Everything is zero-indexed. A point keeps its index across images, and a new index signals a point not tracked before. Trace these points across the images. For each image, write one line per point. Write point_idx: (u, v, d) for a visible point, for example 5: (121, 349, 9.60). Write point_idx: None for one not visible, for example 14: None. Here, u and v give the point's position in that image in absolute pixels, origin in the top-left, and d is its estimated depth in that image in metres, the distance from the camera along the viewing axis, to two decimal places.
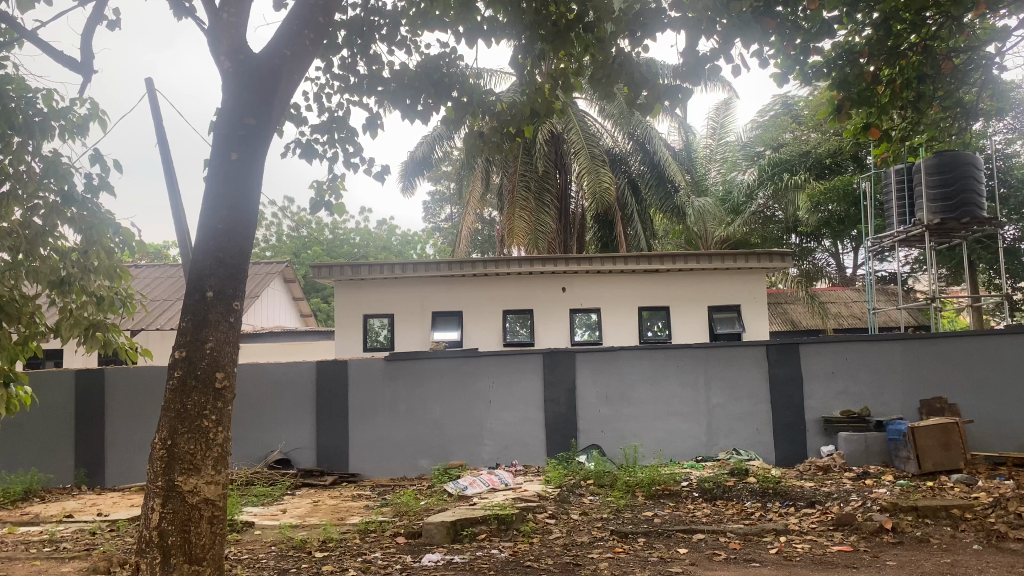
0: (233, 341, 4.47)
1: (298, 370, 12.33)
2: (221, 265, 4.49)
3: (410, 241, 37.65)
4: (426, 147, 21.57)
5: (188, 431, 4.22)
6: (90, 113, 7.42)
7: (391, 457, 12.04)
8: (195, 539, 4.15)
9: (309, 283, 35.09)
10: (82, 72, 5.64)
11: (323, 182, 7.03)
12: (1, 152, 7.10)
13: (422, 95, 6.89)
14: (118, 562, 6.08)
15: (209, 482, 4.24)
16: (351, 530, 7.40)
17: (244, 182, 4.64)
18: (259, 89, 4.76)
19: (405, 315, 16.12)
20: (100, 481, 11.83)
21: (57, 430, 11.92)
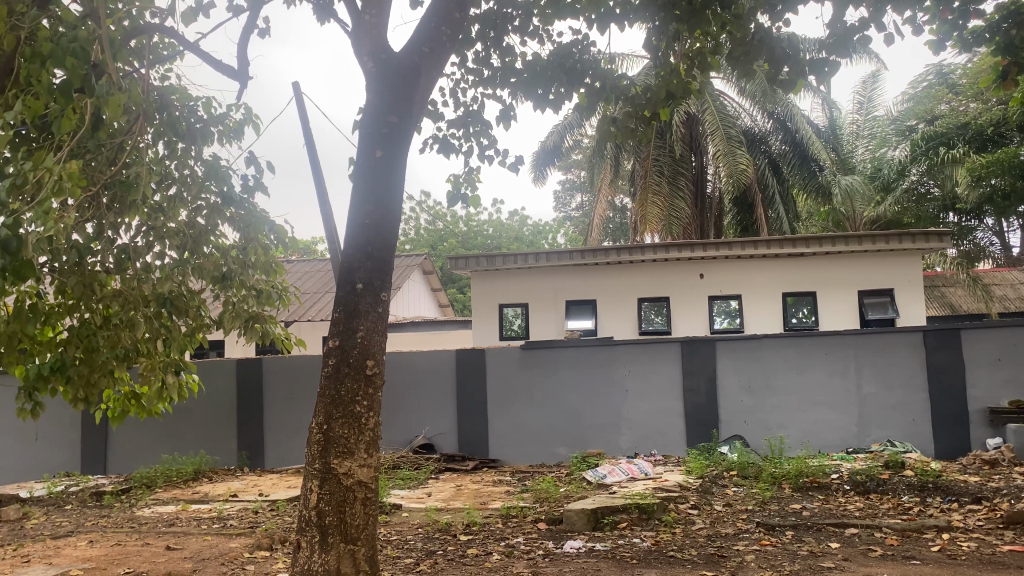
0: (382, 330, 4.65)
1: (438, 359, 12.69)
2: (369, 258, 4.67)
3: (542, 231, 37.83)
4: (557, 136, 21.61)
5: (343, 416, 4.43)
6: (244, 118, 7.89)
7: (529, 444, 12.18)
8: (351, 519, 4.36)
9: (446, 275, 35.92)
10: (238, 79, 5.99)
11: (459, 175, 7.19)
12: (169, 157, 7.69)
13: (554, 84, 6.92)
14: (279, 540, 6.49)
15: (362, 465, 4.42)
16: (493, 515, 7.55)
17: (389, 177, 4.81)
18: (400, 86, 4.91)
19: (539, 304, 16.26)
20: (260, 463, 12.61)
21: (221, 415, 12.78)
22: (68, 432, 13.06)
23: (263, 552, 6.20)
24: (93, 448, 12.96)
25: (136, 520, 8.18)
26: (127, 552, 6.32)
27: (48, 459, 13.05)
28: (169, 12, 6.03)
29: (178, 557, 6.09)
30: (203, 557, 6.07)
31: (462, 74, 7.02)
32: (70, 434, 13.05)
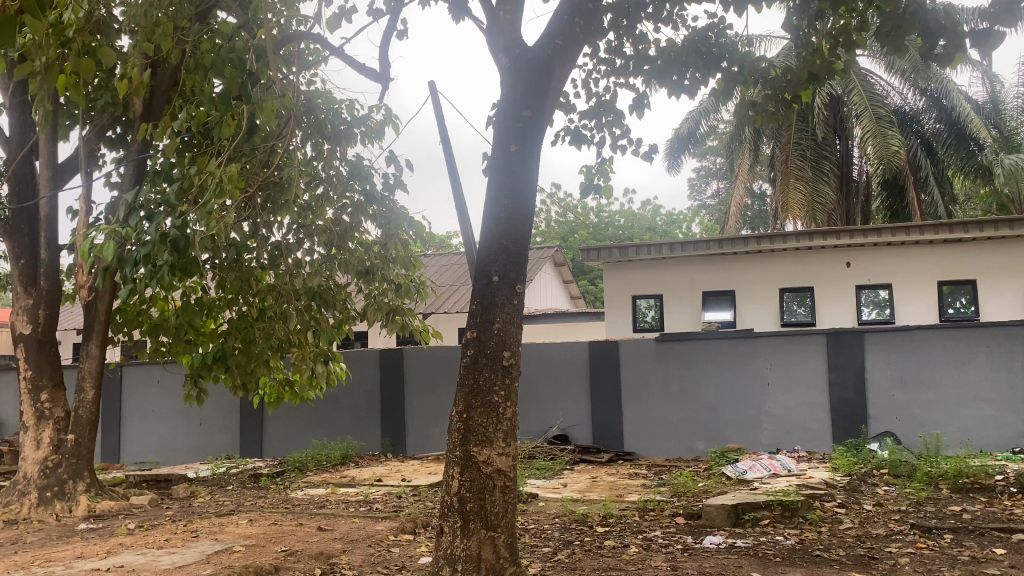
0: (517, 322, 4.71)
1: (572, 350, 12.73)
2: (505, 251, 4.75)
3: (676, 220, 37.14)
4: (691, 123, 21.14)
5: (481, 405, 4.54)
6: (385, 119, 8.20)
7: (666, 437, 12.03)
8: (490, 506, 4.47)
9: (578, 266, 35.93)
10: (380, 81, 6.22)
11: (592, 166, 7.18)
12: (316, 158, 8.10)
13: (689, 69, 6.77)
14: (422, 524, 6.72)
15: (500, 453, 4.51)
16: (630, 507, 7.51)
17: (524, 172, 4.86)
18: (533, 81, 4.95)
19: (675, 295, 16.00)
20: (403, 450, 13.04)
21: (366, 403, 13.34)
22: (227, 418, 13.99)
23: (407, 535, 6.45)
24: (250, 433, 13.81)
25: (290, 501, 8.69)
26: (283, 531, 6.72)
27: (210, 442, 14.03)
28: (316, 20, 6.33)
29: (329, 537, 6.43)
30: (352, 538, 6.38)
31: (595, 65, 6.98)
32: (229, 419, 13.97)
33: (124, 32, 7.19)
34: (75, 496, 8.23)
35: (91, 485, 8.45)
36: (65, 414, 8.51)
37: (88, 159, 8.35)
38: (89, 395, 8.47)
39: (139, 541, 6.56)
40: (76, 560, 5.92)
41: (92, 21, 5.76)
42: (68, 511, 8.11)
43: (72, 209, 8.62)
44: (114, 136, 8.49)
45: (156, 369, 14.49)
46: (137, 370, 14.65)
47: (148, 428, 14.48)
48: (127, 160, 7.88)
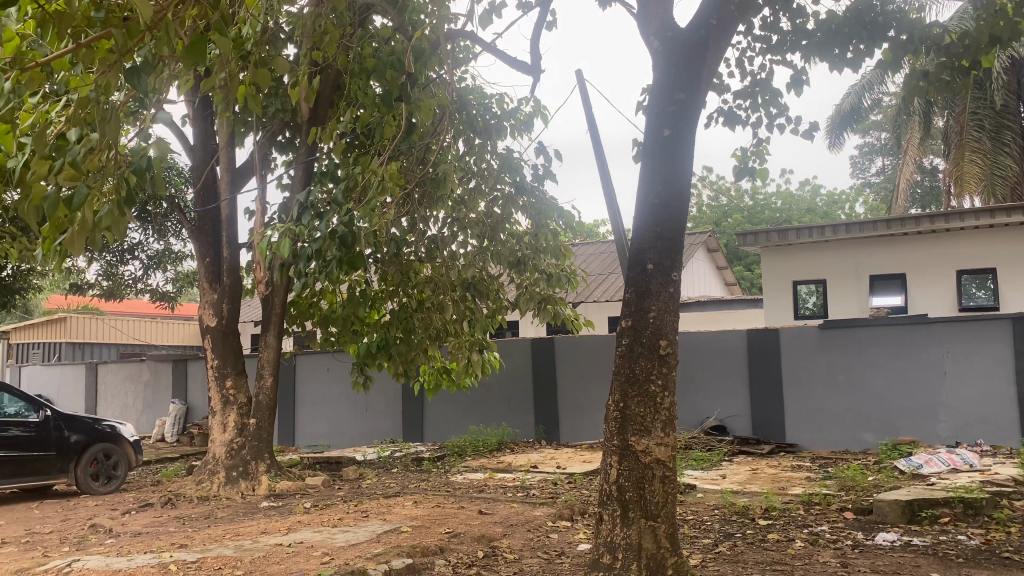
0: (674, 310, 4.64)
1: (728, 339, 12.42)
2: (659, 238, 4.69)
3: (837, 199, 35.27)
4: (853, 97, 19.98)
5: (638, 395, 4.51)
6: (534, 111, 8.27)
7: (831, 429, 11.50)
8: (650, 496, 4.45)
9: (732, 251, 34.78)
10: (531, 74, 6.29)
11: (747, 148, 6.94)
12: (468, 152, 8.27)
13: (853, 41, 6.35)
14: (579, 512, 6.78)
15: (659, 443, 4.47)
16: (794, 501, 7.25)
17: (679, 156, 4.77)
18: (687, 63, 4.85)
19: (839, 280, 15.24)
20: (556, 437, 13.20)
21: (520, 391, 13.57)
22: (390, 403, 14.64)
23: (565, 522, 6.52)
24: (412, 419, 14.36)
25: (451, 485, 8.99)
26: (446, 513, 6.98)
27: (375, 427, 14.73)
28: (468, 17, 6.47)
29: (490, 521, 6.60)
30: (511, 523, 6.53)
31: (749, 42, 6.73)
32: (391, 405, 14.61)
33: (291, 42, 7.65)
34: (257, 476, 8.89)
35: (271, 466, 9.09)
36: (246, 400, 9.19)
37: (262, 164, 8.96)
38: (267, 382, 9.11)
39: (316, 520, 7.00)
40: (261, 535, 6.40)
41: (264, 34, 6.17)
42: (252, 490, 8.77)
43: (248, 210, 9.32)
44: (284, 140, 9.06)
45: (325, 358, 15.41)
46: (308, 358, 15.61)
47: (319, 414, 15.39)
48: (297, 163, 8.40)
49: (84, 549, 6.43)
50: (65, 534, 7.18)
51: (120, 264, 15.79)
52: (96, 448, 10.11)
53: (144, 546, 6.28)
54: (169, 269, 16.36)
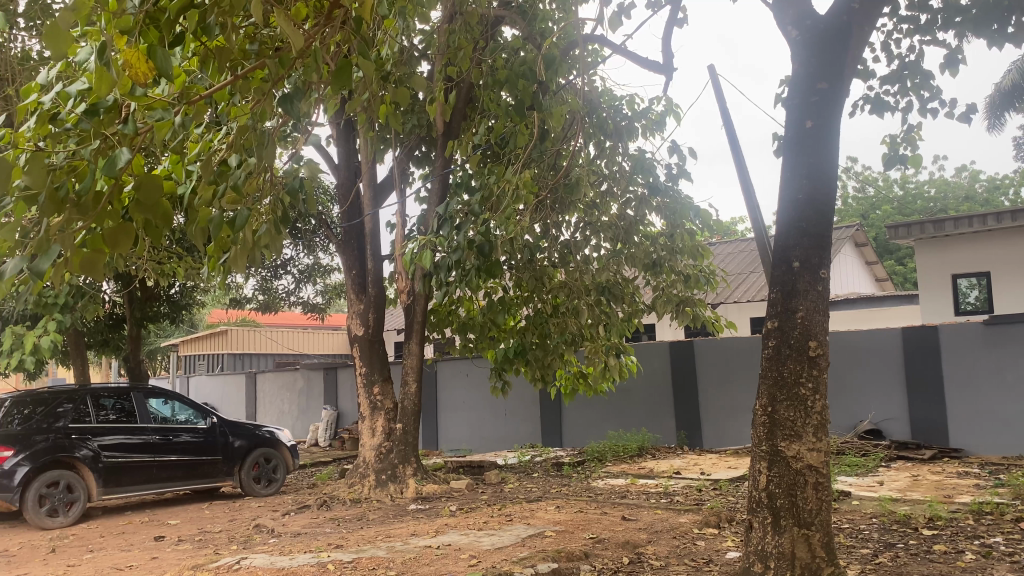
0: (823, 310, 4.44)
1: (882, 338, 11.80)
2: (805, 234, 4.51)
3: (1000, 185, 32.68)
4: (1015, 75, 18.51)
5: (787, 399, 4.34)
6: (666, 109, 8.15)
7: (1000, 433, 10.64)
8: (803, 503, 4.27)
9: (882, 245, 32.91)
10: (664, 72, 6.21)
11: (896, 135, 6.56)
12: (601, 155, 8.24)
13: (1013, 15, 5.90)
14: (727, 519, 6.61)
15: (812, 449, 4.28)
16: (961, 510, 6.77)
17: (824, 148, 4.58)
18: (830, 50, 4.64)
19: (1004, 272, 14.11)
20: (699, 442, 12.89)
21: (660, 394, 13.39)
22: (529, 408, 14.78)
23: (712, 529, 6.37)
24: (550, 423, 14.44)
25: (592, 490, 8.97)
26: (590, 519, 6.96)
27: (514, 431, 14.90)
28: (597, 21, 6.46)
29: (634, 527, 6.54)
30: (656, 529, 6.44)
31: (895, 24, 6.36)
32: (531, 410, 14.75)
33: (425, 58, 7.92)
34: (405, 479, 9.18)
35: (418, 469, 9.37)
36: (393, 405, 9.53)
37: (402, 178, 9.29)
38: (412, 388, 9.41)
39: (462, 523, 7.16)
40: (411, 537, 6.60)
41: (401, 54, 6.41)
42: (400, 492, 9.07)
43: (390, 223, 9.69)
44: (421, 155, 9.35)
45: (465, 364, 15.79)
46: (449, 364, 16.08)
47: (460, 419, 15.74)
48: (433, 176, 8.66)
49: (250, 547, 6.85)
50: (233, 534, 7.68)
51: (274, 279, 16.77)
52: (257, 453, 10.83)
53: (305, 546, 6.63)
54: (319, 282, 17.24)
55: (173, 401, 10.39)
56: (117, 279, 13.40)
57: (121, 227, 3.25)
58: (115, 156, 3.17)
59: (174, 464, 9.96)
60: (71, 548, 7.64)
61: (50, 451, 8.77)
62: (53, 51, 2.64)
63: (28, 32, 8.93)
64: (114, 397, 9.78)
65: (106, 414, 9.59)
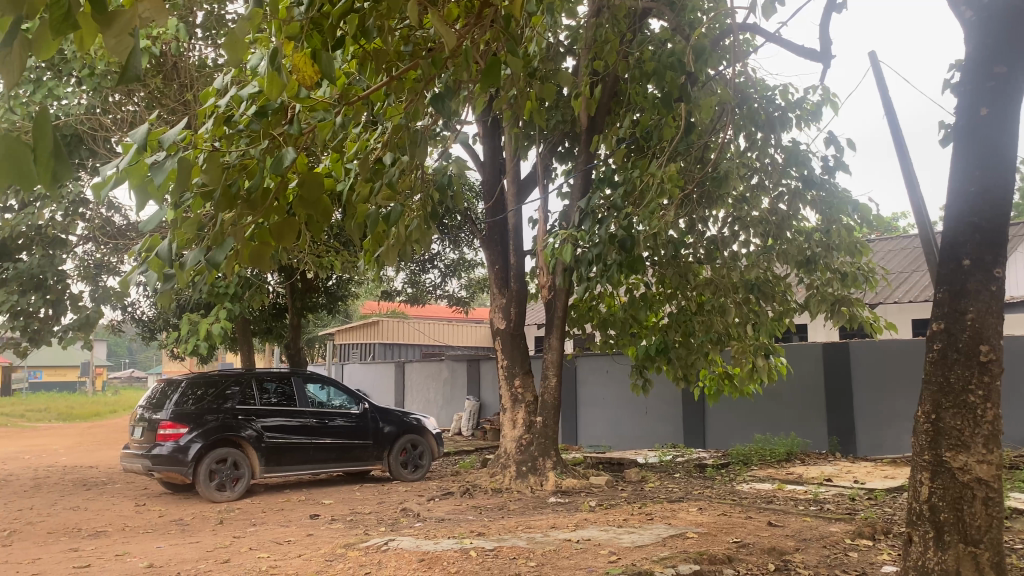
0: (997, 312, 4.11)
1: None
2: (977, 230, 4.20)
3: None
4: None
5: (953, 406, 4.05)
6: (822, 99, 7.77)
7: None
8: (970, 520, 3.98)
9: None
10: (821, 60, 5.92)
11: None
12: (751, 148, 7.96)
13: None
14: (882, 530, 6.26)
15: (980, 461, 3.97)
16: None
17: (1001, 138, 4.24)
18: (1009, 30, 4.26)
19: None
20: (853, 450, 12.24)
21: (811, 398, 12.83)
22: (670, 408, 14.54)
23: (866, 541, 6.05)
24: (693, 424, 14.14)
25: (737, 494, 8.72)
26: (734, 522, 6.77)
27: (655, 430, 14.71)
28: (750, 8, 6.26)
29: (781, 534, 6.31)
30: (804, 537, 6.18)
31: None
32: (672, 409, 14.50)
33: (571, 53, 7.96)
34: (545, 472, 9.26)
35: (558, 463, 9.42)
36: (534, 399, 9.63)
37: (545, 173, 9.37)
38: (552, 383, 9.48)
39: (602, 518, 7.15)
40: (551, 529, 6.66)
41: (548, 50, 6.46)
42: (541, 485, 9.17)
43: (533, 218, 9.80)
44: (564, 150, 9.39)
45: (606, 360, 15.77)
46: (589, 361, 16.07)
47: (601, 415, 15.70)
48: (576, 172, 8.71)
49: (397, 530, 7.14)
50: (381, 516, 8.02)
51: (422, 273, 17.32)
52: (405, 440, 11.25)
53: (449, 532, 6.83)
54: (463, 276, 17.66)
55: (329, 386, 10.97)
56: (280, 270, 14.16)
57: (286, 221, 3.47)
58: (280, 156, 3.37)
59: (328, 447, 10.49)
60: (236, 520, 8.23)
61: (219, 430, 9.48)
62: (231, 59, 2.84)
63: (205, 41, 9.65)
64: (276, 381, 10.44)
65: (268, 397, 10.25)
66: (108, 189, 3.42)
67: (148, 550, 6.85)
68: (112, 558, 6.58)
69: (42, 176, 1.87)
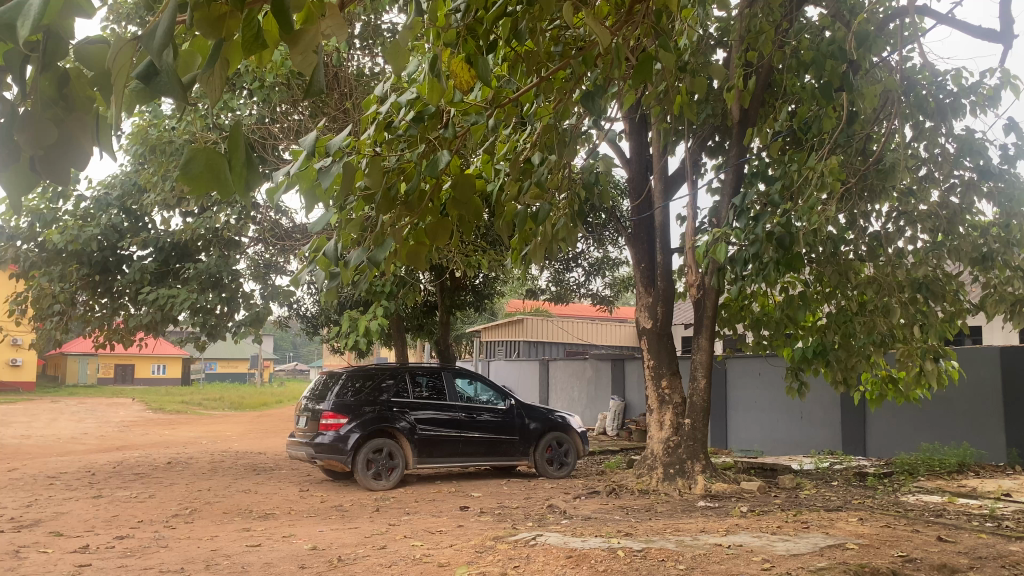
0: None
1: None
2: None
3: None
4: None
5: None
6: (1001, 82, 7.16)
7: None
8: None
9: None
10: (1001, 40, 5.48)
11: None
12: (918, 137, 7.44)
13: None
14: None
15: None
16: None
17: None
18: None
19: None
20: None
21: (986, 405, 11.86)
22: (827, 412, 13.87)
23: None
24: (852, 430, 13.40)
25: (902, 505, 8.22)
26: (899, 535, 6.39)
27: (811, 435, 14.06)
28: None
29: (953, 550, 5.90)
30: (980, 554, 5.75)
31: None
32: (830, 414, 13.82)
33: (722, 45, 7.78)
34: (694, 476, 9.09)
35: (707, 467, 9.21)
36: (682, 400, 9.45)
37: (694, 168, 9.19)
38: (701, 383, 9.29)
39: (754, 525, 6.94)
40: (701, 533, 6.54)
41: (699, 44, 6.35)
42: (689, 488, 9.01)
43: (681, 215, 9.63)
44: (714, 145, 9.18)
45: (758, 362, 15.27)
46: (740, 362, 15.63)
47: (753, 418, 15.20)
48: (727, 167, 8.50)
49: (544, 525, 7.23)
50: (529, 511, 8.13)
51: (567, 272, 17.40)
52: (550, 436, 11.34)
53: (596, 530, 6.84)
54: (608, 275, 17.60)
55: (476, 382, 11.22)
56: (431, 270, 14.60)
57: (441, 221, 3.59)
58: (435, 159, 3.48)
59: (477, 441, 10.74)
60: (392, 509, 8.59)
61: (376, 421, 9.93)
62: (393, 66, 2.96)
63: (363, 50, 10.13)
64: (428, 375, 10.82)
65: (420, 390, 10.62)
66: (282, 194, 3.65)
67: (312, 533, 7.27)
68: (281, 539, 7.04)
69: (237, 183, 2.03)
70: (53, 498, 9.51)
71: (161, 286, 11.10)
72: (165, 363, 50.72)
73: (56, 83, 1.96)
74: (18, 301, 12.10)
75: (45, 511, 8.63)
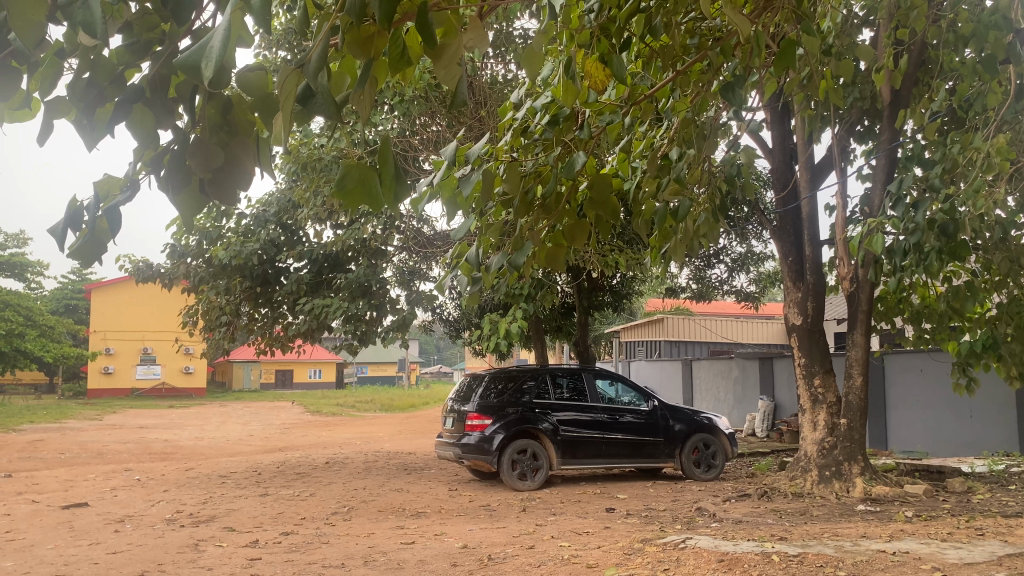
0: None
1: None
2: None
3: None
4: None
5: None
6: None
7: None
8: None
9: None
10: None
11: None
12: None
13: None
14: None
15: None
16: None
17: None
18: None
19: None
20: None
21: None
22: (1001, 410, 12.84)
23: None
24: None
25: None
26: None
27: (982, 434, 13.06)
28: None
29: None
30: None
31: None
32: (1004, 412, 12.79)
33: (869, 25, 7.40)
34: (852, 478, 8.65)
35: (866, 468, 8.76)
36: (837, 399, 9.02)
37: (842, 156, 8.78)
38: (858, 381, 8.81)
39: (921, 530, 6.53)
40: (862, 538, 6.23)
41: (843, 25, 6.08)
42: (847, 491, 8.58)
43: (829, 205, 9.24)
44: (863, 130, 8.76)
45: (919, 358, 14.39)
46: (900, 359, 14.78)
47: (916, 417, 14.29)
48: (879, 152, 8.07)
49: (694, 528, 7.09)
50: (676, 514, 8.01)
51: (708, 269, 16.99)
52: (697, 438, 11.09)
53: (748, 534, 6.65)
54: (752, 270, 17.06)
55: (618, 383, 11.15)
56: (569, 271, 14.65)
57: (579, 223, 3.57)
58: (572, 160, 3.46)
59: (620, 442, 10.66)
60: (538, 509, 8.69)
61: (519, 422, 10.08)
62: (529, 71, 2.98)
63: (497, 59, 10.33)
64: (569, 376, 10.85)
65: (562, 391, 10.67)
66: (426, 203, 3.74)
67: (463, 532, 7.46)
68: (433, 537, 7.27)
69: (386, 196, 2.12)
70: (226, 496, 10.23)
71: (316, 296, 11.72)
72: (320, 367, 53.44)
73: (222, 109, 2.09)
74: (191, 313, 13.11)
75: (218, 507, 9.29)
